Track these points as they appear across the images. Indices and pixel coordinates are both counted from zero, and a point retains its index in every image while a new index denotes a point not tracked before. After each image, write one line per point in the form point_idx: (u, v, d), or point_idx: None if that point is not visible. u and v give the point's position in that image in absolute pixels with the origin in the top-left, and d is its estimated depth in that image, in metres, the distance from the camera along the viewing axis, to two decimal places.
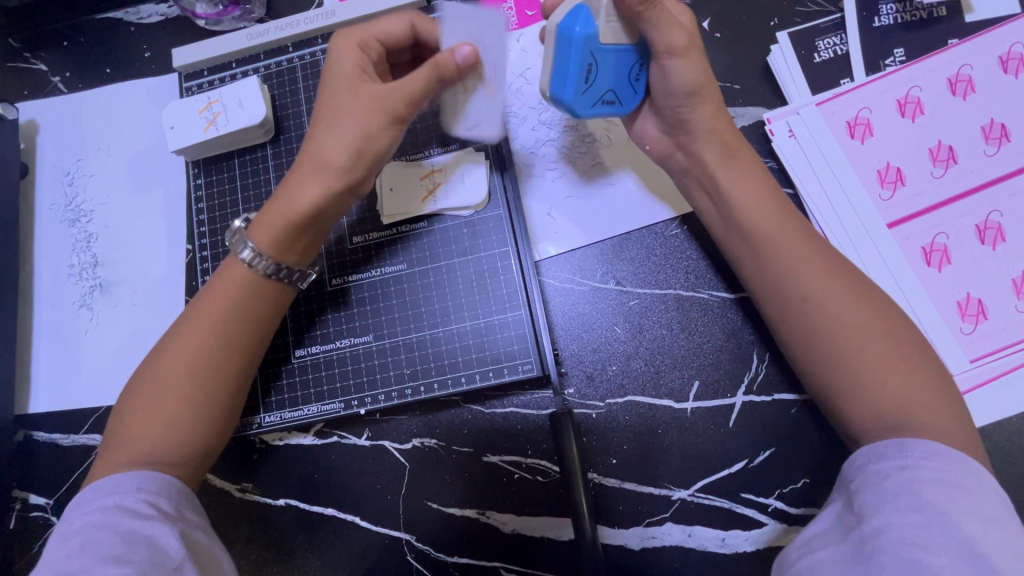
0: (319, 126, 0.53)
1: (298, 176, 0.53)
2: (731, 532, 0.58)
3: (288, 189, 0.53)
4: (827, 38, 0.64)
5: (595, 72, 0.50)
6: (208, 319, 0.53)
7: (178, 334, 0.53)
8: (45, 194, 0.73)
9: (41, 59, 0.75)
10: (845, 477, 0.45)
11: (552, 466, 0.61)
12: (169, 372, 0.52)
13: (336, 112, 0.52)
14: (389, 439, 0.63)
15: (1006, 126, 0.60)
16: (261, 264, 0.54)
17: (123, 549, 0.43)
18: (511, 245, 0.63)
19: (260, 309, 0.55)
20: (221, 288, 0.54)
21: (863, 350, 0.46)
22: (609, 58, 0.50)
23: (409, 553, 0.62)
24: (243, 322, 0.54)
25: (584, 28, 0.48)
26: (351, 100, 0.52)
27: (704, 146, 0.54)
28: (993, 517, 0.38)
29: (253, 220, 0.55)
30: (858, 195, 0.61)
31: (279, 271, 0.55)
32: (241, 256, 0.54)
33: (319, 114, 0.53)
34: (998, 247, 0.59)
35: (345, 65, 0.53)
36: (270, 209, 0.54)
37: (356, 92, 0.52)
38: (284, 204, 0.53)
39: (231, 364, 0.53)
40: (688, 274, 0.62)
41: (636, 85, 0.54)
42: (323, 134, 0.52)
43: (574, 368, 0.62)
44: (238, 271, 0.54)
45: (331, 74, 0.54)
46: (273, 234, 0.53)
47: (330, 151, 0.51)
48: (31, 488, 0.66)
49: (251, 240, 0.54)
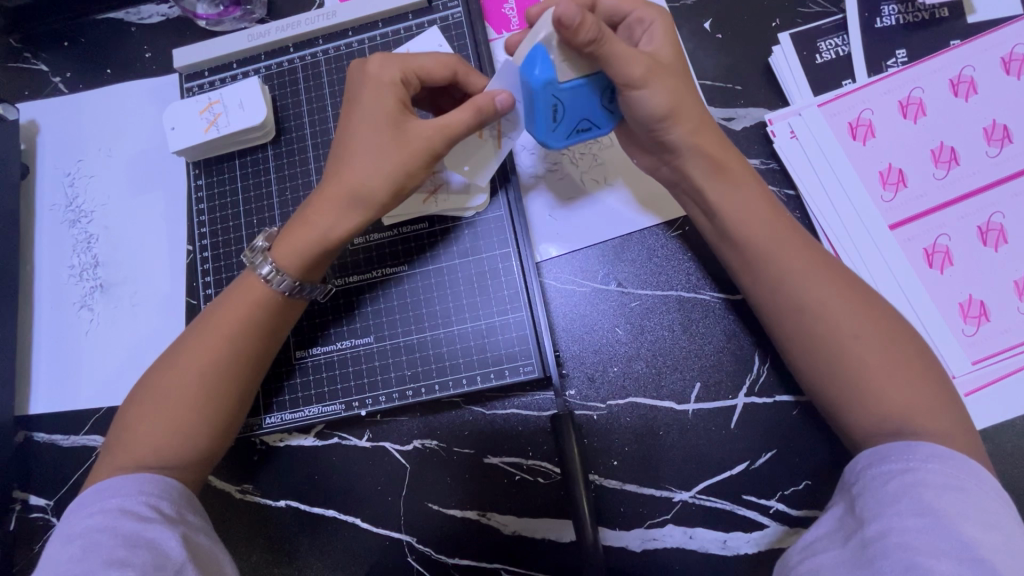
0: (353, 152, 0.51)
1: (328, 203, 0.52)
2: (732, 534, 0.58)
3: (319, 217, 0.52)
4: (828, 39, 0.64)
5: (562, 110, 0.50)
6: (221, 328, 0.53)
7: (189, 341, 0.53)
8: (45, 194, 0.73)
9: (41, 59, 0.75)
10: (846, 480, 0.45)
11: (554, 468, 0.61)
12: (177, 379, 0.51)
13: (375, 144, 0.50)
14: (390, 439, 0.63)
15: (1008, 127, 0.60)
16: (278, 279, 0.53)
17: (125, 551, 0.43)
18: (513, 246, 0.63)
19: (274, 321, 0.55)
20: (235, 299, 0.54)
21: (865, 351, 0.46)
22: (574, 95, 0.49)
23: (409, 555, 0.61)
24: (255, 332, 0.54)
25: (542, 73, 0.46)
26: (391, 133, 0.50)
27: (689, 162, 0.53)
28: (995, 521, 0.38)
29: (278, 240, 0.54)
30: (860, 195, 0.61)
31: (297, 289, 0.55)
32: (261, 272, 0.54)
33: (352, 138, 0.51)
34: (1000, 249, 0.59)
35: (387, 96, 0.51)
36: (297, 229, 0.53)
37: (397, 126, 0.50)
38: (316, 233, 0.52)
39: (240, 373, 0.53)
40: (690, 275, 0.62)
41: (609, 108, 0.52)
42: (358, 163, 0.51)
43: (576, 369, 0.62)
44: (253, 283, 0.54)
45: (370, 100, 0.52)
46: (298, 256, 0.53)
47: (365, 185, 0.50)
48: (31, 489, 0.66)
49: (277, 261, 0.53)
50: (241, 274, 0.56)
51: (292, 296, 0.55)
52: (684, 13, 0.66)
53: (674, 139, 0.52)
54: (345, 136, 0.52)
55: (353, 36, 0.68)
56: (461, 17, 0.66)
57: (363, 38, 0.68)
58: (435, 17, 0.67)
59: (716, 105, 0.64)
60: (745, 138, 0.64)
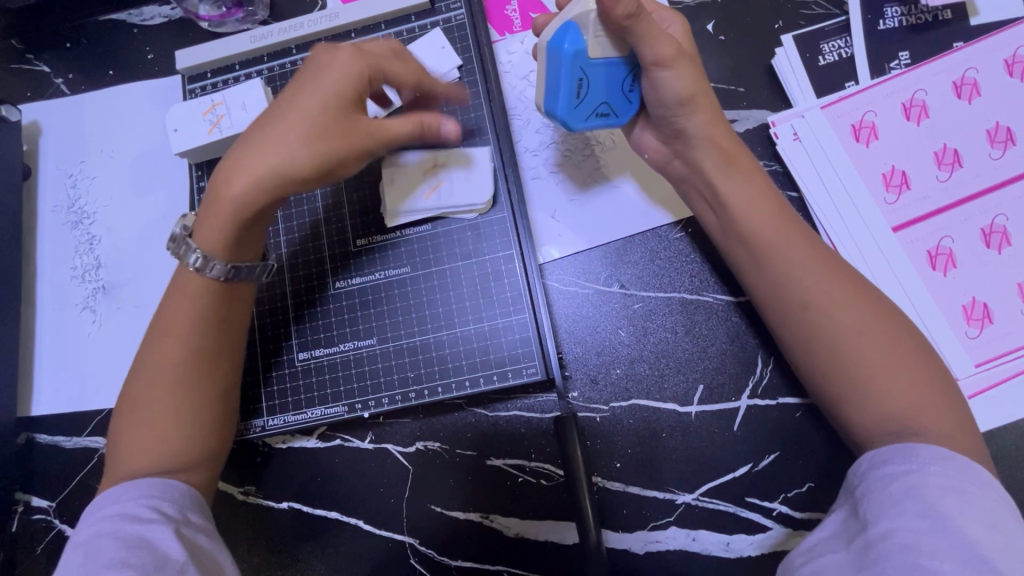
0: (283, 129, 0.49)
1: (245, 173, 0.49)
2: (735, 536, 0.58)
3: (235, 192, 0.50)
4: (831, 41, 0.64)
5: (587, 86, 0.52)
6: (171, 332, 0.52)
7: (149, 354, 0.53)
8: (47, 195, 0.73)
9: (43, 60, 0.74)
10: (849, 482, 0.45)
11: (556, 470, 0.61)
12: (149, 393, 0.51)
13: (307, 124, 0.49)
14: (393, 442, 0.63)
15: (1012, 130, 0.60)
16: (210, 266, 0.52)
17: (124, 553, 0.43)
18: (515, 247, 0.63)
19: (223, 310, 0.54)
20: (178, 300, 0.53)
21: (868, 354, 0.46)
22: (600, 72, 0.51)
23: (412, 557, 0.61)
24: (201, 326, 0.52)
25: (573, 45, 0.49)
26: (329, 117, 0.50)
27: (703, 153, 0.54)
28: (999, 523, 0.38)
29: (204, 212, 0.52)
30: (863, 198, 0.61)
31: (233, 272, 0.53)
32: (191, 261, 0.52)
33: (290, 110, 0.50)
34: (1003, 251, 0.59)
35: (336, 78, 0.50)
36: (214, 202, 0.51)
37: (336, 110, 0.50)
38: (231, 208, 0.50)
39: (203, 369, 0.52)
40: (693, 277, 0.62)
41: (629, 96, 0.54)
42: (284, 136, 0.49)
43: (578, 371, 0.62)
44: (192, 279, 0.53)
45: (316, 80, 0.51)
46: (216, 233, 0.51)
47: (288, 164, 0.49)
48: (33, 491, 0.66)
49: (201, 245, 0.51)
50: (176, 271, 0.54)
51: (232, 281, 0.53)
52: (686, 15, 0.66)
53: (690, 126, 0.54)
54: (282, 106, 0.51)
55: (355, 38, 0.68)
56: (464, 19, 0.66)
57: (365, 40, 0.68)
58: (437, 19, 0.67)
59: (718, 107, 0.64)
60: (747, 140, 0.64)
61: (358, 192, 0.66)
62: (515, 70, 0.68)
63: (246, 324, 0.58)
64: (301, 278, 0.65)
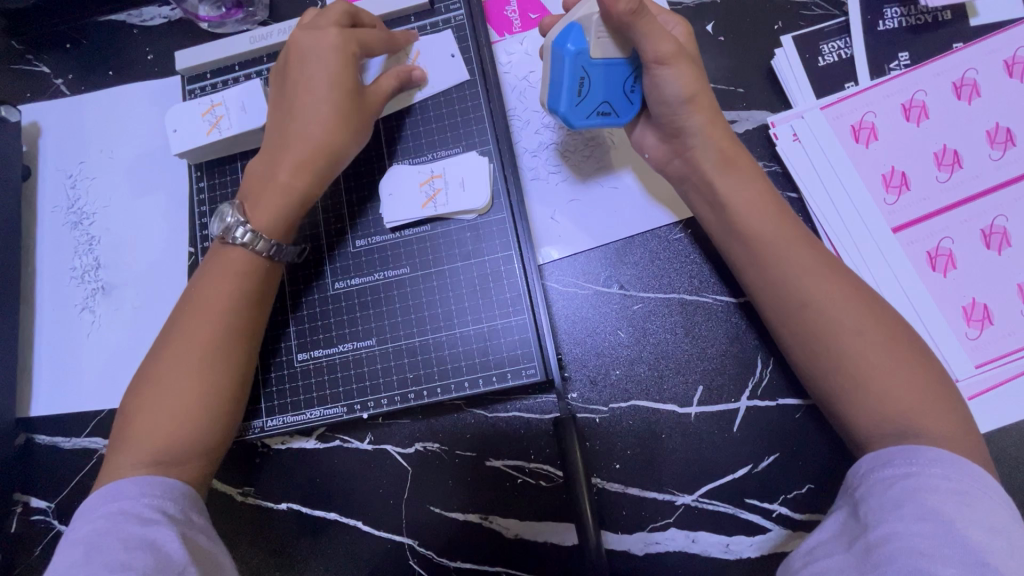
0: (317, 115, 0.56)
1: (300, 160, 0.56)
2: (735, 537, 0.58)
3: (295, 177, 0.56)
4: (831, 42, 0.64)
5: (588, 85, 0.52)
6: (206, 309, 0.53)
7: (179, 328, 0.53)
8: (47, 196, 0.73)
9: (43, 61, 0.74)
10: (850, 483, 0.45)
11: (555, 471, 0.61)
12: (175, 368, 0.51)
13: (341, 108, 0.56)
14: (391, 443, 0.63)
15: (1011, 130, 0.60)
16: (260, 243, 0.55)
17: (125, 554, 0.43)
18: (515, 248, 0.63)
19: (257, 296, 0.55)
20: (214, 278, 0.54)
21: (869, 356, 0.46)
22: (601, 72, 0.52)
23: (411, 558, 0.61)
24: (241, 306, 0.54)
25: (575, 45, 0.50)
26: (356, 98, 0.57)
27: (702, 153, 0.54)
28: (1001, 526, 0.38)
29: (253, 205, 0.56)
30: (863, 199, 0.61)
31: (277, 249, 0.56)
32: (237, 236, 0.54)
33: (313, 96, 0.56)
34: (1003, 252, 0.59)
35: (339, 56, 0.56)
36: (269, 192, 0.56)
37: (357, 89, 0.57)
38: (293, 192, 0.56)
39: (233, 352, 0.53)
40: (692, 278, 0.62)
41: (630, 97, 0.54)
42: (323, 120, 0.56)
43: (578, 372, 0.62)
44: (234, 258, 0.55)
45: (321, 61, 0.56)
46: (277, 217, 0.56)
47: (341, 145, 0.57)
48: (32, 492, 0.66)
49: (255, 227, 0.55)
50: (217, 250, 0.56)
51: (271, 259, 0.56)
52: (686, 16, 0.66)
53: (690, 126, 0.53)
54: (301, 94, 0.56)
55: None
56: (463, 19, 0.66)
57: None
58: (437, 19, 0.67)
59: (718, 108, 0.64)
60: (747, 141, 0.64)
61: (357, 193, 0.65)
62: (515, 71, 0.68)
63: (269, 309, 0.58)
64: (300, 279, 0.65)
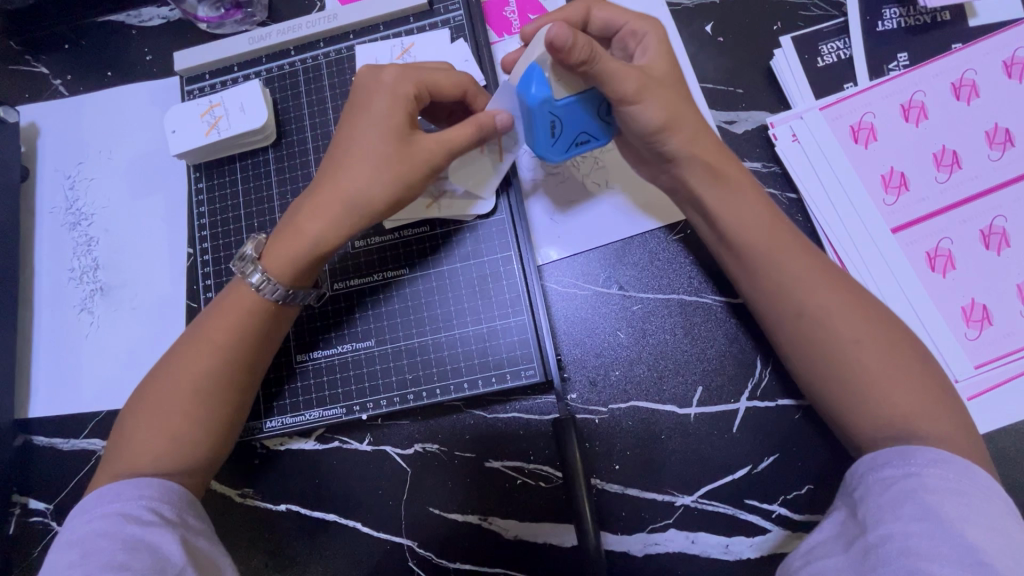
0: (350, 161, 0.51)
1: (320, 211, 0.51)
2: (734, 538, 0.58)
3: (312, 225, 0.51)
4: (830, 42, 0.64)
5: (560, 125, 0.51)
6: (211, 337, 0.52)
7: (184, 350, 0.52)
8: (45, 197, 0.73)
9: (41, 62, 0.74)
10: (849, 484, 0.45)
11: (554, 472, 0.61)
12: (174, 385, 0.51)
13: (377, 155, 0.50)
14: (391, 443, 0.63)
15: (1011, 131, 0.60)
16: (270, 289, 0.52)
17: (124, 555, 0.43)
18: (514, 249, 0.63)
19: (268, 330, 0.54)
20: (226, 310, 0.53)
21: (869, 356, 0.46)
22: (571, 109, 0.50)
23: (410, 559, 0.61)
24: (249, 338, 0.53)
25: (540, 91, 0.48)
26: (391, 146, 0.50)
27: (687, 169, 0.53)
28: (1001, 527, 0.38)
29: (269, 245, 0.53)
30: (862, 199, 0.61)
31: (289, 297, 0.54)
32: (251, 280, 0.52)
33: (354, 143, 0.51)
34: (1002, 252, 0.59)
35: (389, 100, 0.51)
36: (289, 240, 0.52)
37: (399, 136, 0.50)
38: (306, 241, 0.51)
39: (237, 382, 0.53)
40: (692, 279, 0.62)
41: (606, 121, 0.53)
42: (356, 169, 0.50)
43: (577, 373, 0.62)
44: (243, 293, 0.53)
45: (372, 107, 0.51)
46: (294, 266, 0.52)
47: (366, 196, 0.50)
48: (31, 494, 0.66)
49: (270, 271, 0.52)
50: (232, 281, 0.55)
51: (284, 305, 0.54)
52: (685, 16, 0.66)
53: (671, 149, 0.52)
54: (344, 138, 0.52)
55: (354, 39, 0.68)
56: (462, 19, 0.66)
57: (363, 41, 0.68)
58: (437, 20, 0.67)
59: (717, 108, 0.64)
60: (747, 141, 0.64)
61: None
62: None
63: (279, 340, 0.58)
64: None
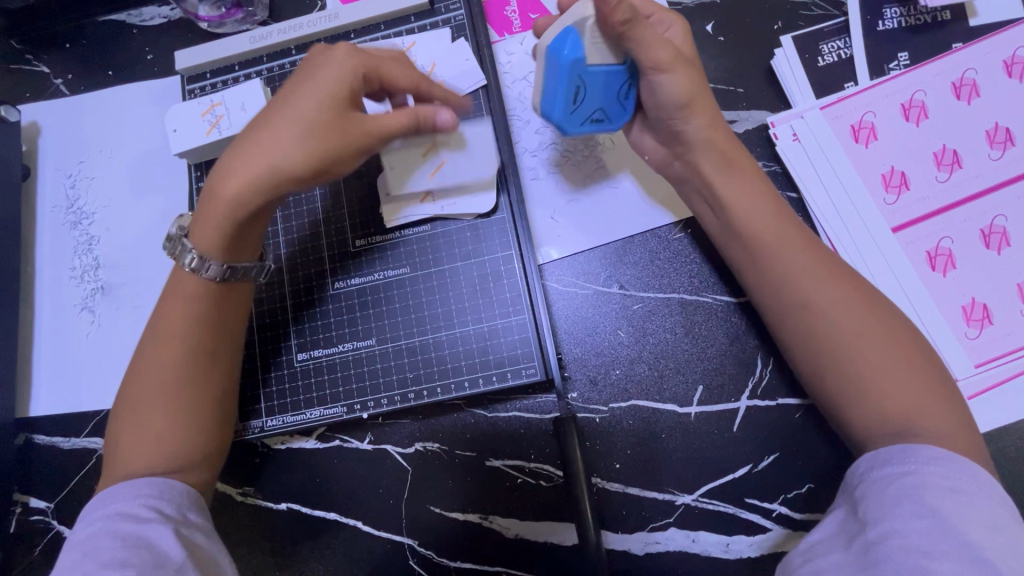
0: (272, 125, 0.49)
1: (237, 177, 0.49)
2: (734, 537, 0.58)
3: (226, 190, 0.49)
4: (831, 41, 0.64)
5: (583, 94, 0.50)
6: (173, 333, 0.52)
7: (151, 350, 0.52)
8: (46, 196, 0.73)
9: (42, 61, 0.75)
10: (849, 483, 0.45)
11: (555, 471, 0.61)
12: (150, 385, 0.51)
13: (297, 120, 0.48)
14: (392, 442, 0.63)
15: (1011, 130, 0.60)
16: (205, 266, 0.52)
17: (124, 553, 0.43)
18: (515, 248, 0.63)
19: (223, 315, 0.54)
20: (182, 304, 0.53)
21: (869, 355, 0.46)
22: (599, 78, 0.49)
23: (411, 558, 0.61)
24: (210, 328, 0.53)
25: (574, 51, 0.47)
26: (318, 112, 0.48)
27: (701, 155, 0.53)
28: (1000, 524, 0.38)
29: (196, 217, 0.52)
30: (862, 198, 0.61)
31: (230, 273, 0.53)
32: (186, 263, 0.52)
33: (280, 109, 0.49)
34: (1003, 251, 0.59)
35: (327, 71, 0.50)
36: (208, 209, 0.51)
37: (327, 103, 0.49)
38: (222, 207, 0.50)
39: (207, 372, 0.53)
40: (692, 278, 0.62)
41: (625, 103, 0.53)
42: (276, 134, 0.48)
43: (577, 372, 0.62)
44: (187, 281, 0.53)
45: (310, 77, 0.50)
46: (213, 235, 0.51)
47: (282, 160, 0.48)
48: (32, 493, 0.66)
49: (197, 245, 0.52)
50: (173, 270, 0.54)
51: (229, 280, 0.54)
52: (685, 16, 0.66)
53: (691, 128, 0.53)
54: (275, 105, 0.51)
55: (354, 39, 0.68)
56: (463, 19, 0.67)
57: (363, 40, 0.68)
58: (437, 19, 0.67)
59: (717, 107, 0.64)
60: (747, 141, 0.64)
61: (357, 191, 0.66)
62: (515, 71, 0.68)
63: (243, 328, 0.58)
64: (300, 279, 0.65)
